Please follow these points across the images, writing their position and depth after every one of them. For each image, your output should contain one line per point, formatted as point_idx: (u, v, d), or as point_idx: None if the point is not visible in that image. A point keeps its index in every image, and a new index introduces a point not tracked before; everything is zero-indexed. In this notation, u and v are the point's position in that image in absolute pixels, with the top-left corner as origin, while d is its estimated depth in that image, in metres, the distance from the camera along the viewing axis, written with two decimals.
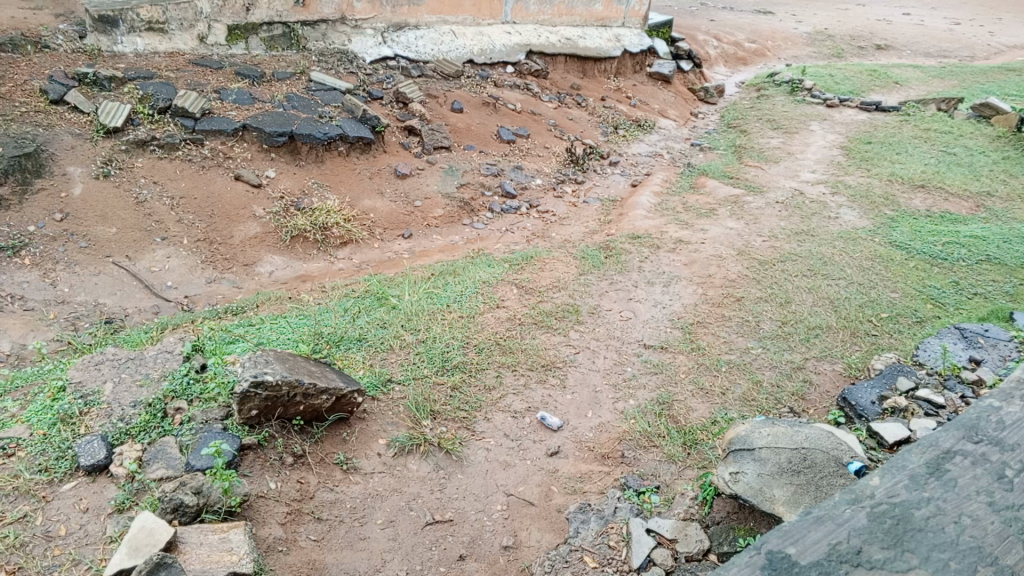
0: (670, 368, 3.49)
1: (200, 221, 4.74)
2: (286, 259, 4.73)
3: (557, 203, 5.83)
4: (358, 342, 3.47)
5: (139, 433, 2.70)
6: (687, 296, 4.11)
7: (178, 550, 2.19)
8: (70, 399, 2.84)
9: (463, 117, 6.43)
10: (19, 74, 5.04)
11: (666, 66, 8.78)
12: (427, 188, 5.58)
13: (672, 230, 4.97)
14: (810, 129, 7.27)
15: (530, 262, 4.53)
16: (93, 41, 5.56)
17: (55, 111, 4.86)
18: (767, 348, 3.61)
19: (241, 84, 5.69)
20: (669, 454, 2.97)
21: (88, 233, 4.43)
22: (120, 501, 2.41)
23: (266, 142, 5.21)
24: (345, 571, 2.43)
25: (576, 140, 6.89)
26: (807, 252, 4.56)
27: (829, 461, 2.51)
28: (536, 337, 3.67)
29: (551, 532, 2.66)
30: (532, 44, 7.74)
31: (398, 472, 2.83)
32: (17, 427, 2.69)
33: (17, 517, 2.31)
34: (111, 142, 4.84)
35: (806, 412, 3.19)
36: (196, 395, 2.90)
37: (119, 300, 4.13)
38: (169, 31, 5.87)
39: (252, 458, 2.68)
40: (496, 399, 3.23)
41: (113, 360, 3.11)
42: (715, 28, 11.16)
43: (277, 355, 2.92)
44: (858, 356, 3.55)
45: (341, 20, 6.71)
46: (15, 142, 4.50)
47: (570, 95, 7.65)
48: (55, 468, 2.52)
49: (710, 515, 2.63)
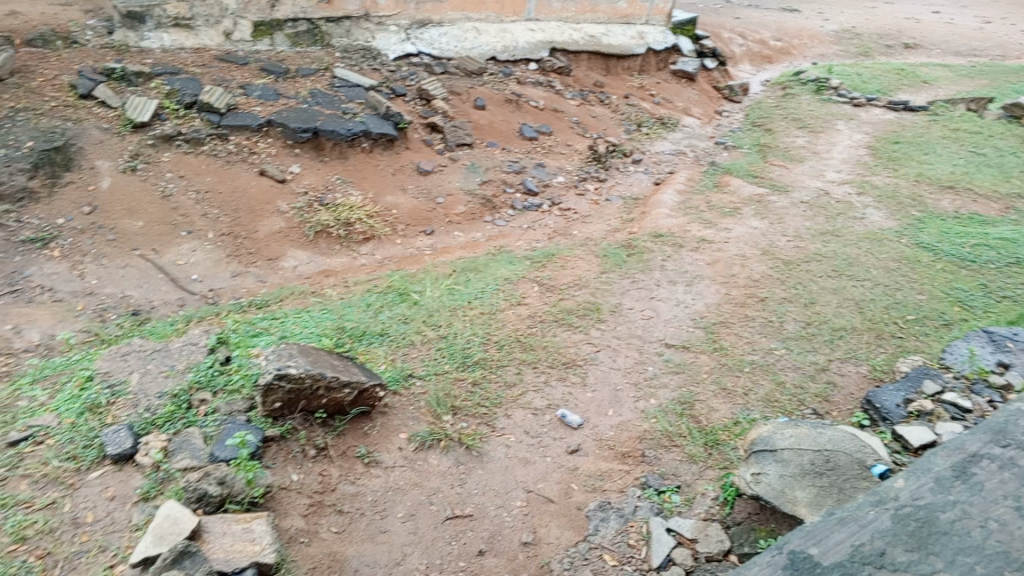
0: (692, 368, 3.47)
1: (225, 215, 4.79)
2: (309, 254, 4.76)
3: (579, 200, 5.82)
4: (380, 337, 3.50)
5: (164, 423, 2.73)
6: (710, 295, 4.08)
7: (202, 539, 2.23)
8: (97, 389, 2.89)
9: (486, 114, 6.44)
10: (50, 69, 5.14)
11: (690, 64, 8.72)
12: (449, 185, 5.59)
13: (695, 228, 4.94)
14: (837, 129, 7.19)
15: (552, 260, 4.52)
16: (121, 37, 5.72)
17: (84, 106, 4.94)
18: (791, 349, 3.58)
19: (266, 80, 5.75)
20: (690, 454, 2.96)
21: (116, 225, 4.48)
22: (146, 489, 2.44)
23: (291, 138, 5.27)
24: (366, 563, 2.45)
25: (599, 137, 6.87)
26: (832, 253, 4.52)
27: (852, 462, 2.49)
28: (557, 335, 3.67)
29: (571, 529, 2.66)
30: (556, 42, 7.71)
31: (419, 466, 2.84)
32: (45, 416, 2.75)
33: (45, 503, 2.36)
34: (138, 137, 4.90)
35: (829, 414, 3.17)
36: (221, 387, 2.93)
37: (146, 292, 4.17)
38: (195, 27, 5.98)
39: (276, 450, 2.71)
40: (517, 396, 3.23)
41: (140, 352, 3.15)
42: (740, 26, 11.07)
43: (301, 348, 2.95)
44: (883, 359, 3.52)
45: (365, 18, 6.70)
46: (45, 137, 4.61)
47: (593, 93, 7.63)
48: (83, 456, 2.56)
49: (731, 516, 2.62)
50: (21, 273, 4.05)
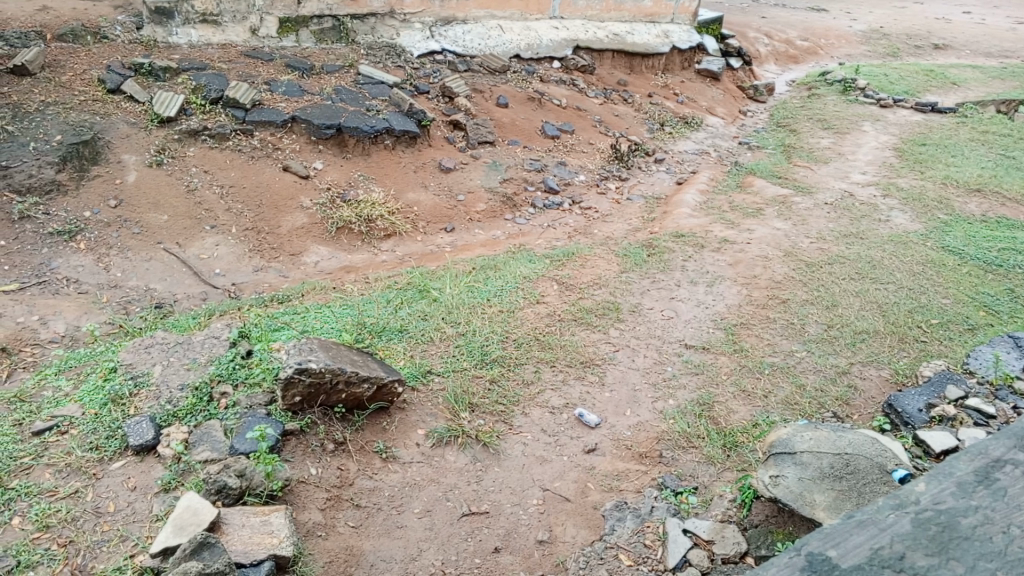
0: (711, 369, 3.45)
1: (249, 210, 4.83)
2: (331, 249, 4.79)
3: (600, 199, 5.80)
4: (400, 333, 3.51)
5: (185, 415, 2.77)
6: (731, 296, 4.05)
7: (220, 530, 2.25)
8: (121, 380, 2.94)
9: (508, 112, 6.44)
10: (79, 64, 5.21)
11: (715, 63, 8.65)
12: (470, 182, 5.61)
13: (717, 229, 4.91)
14: (862, 130, 7.11)
15: (572, 258, 4.51)
16: (149, 32, 5.79)
17: (112, 100, 5.00)
18: (812, 352, 3.55)
19: (291, 76, 5.79)
20: (708, 456, 2.94)
21: (141, 219, 4.53)
22: (166, 480, 2.47)
23: (314, 134, 5.31)
24: (382, 558, 2.46)
25: (621, 136, 6.84)
26: (856, 255, 4.47)
27: (872, 467, 2.47)
28: (576, 334, 3.66)
29: (587, 529, 2.66)
30: (580, 40, 7.68)
31: (436, 462, 2.85)
32: (70, 406, 2.80)
33: (68, 492, 2.40)
34: (164, 131, 4.96)
35: (850, 418, 3.14)
36: (242, 380, 2.96)
37: (169, 285, 4.21)
38: (222, 23, 6.04)
39: (295, 443, 2.74)
40: (535, 394, 3.23)
41: (163, 344, 3.20)
42: (766, 25, 10.98)
43: (321, 343, 2.97)
44: (906, 363, 3.48)
45: (390, 14, 6.75)
46: (73, 131, 4.67)
47: (617, 92, 7.61)
48: (106, 446, 2.60)
49: (748, 519, 2.61)
50: (48, 265, 4.12)
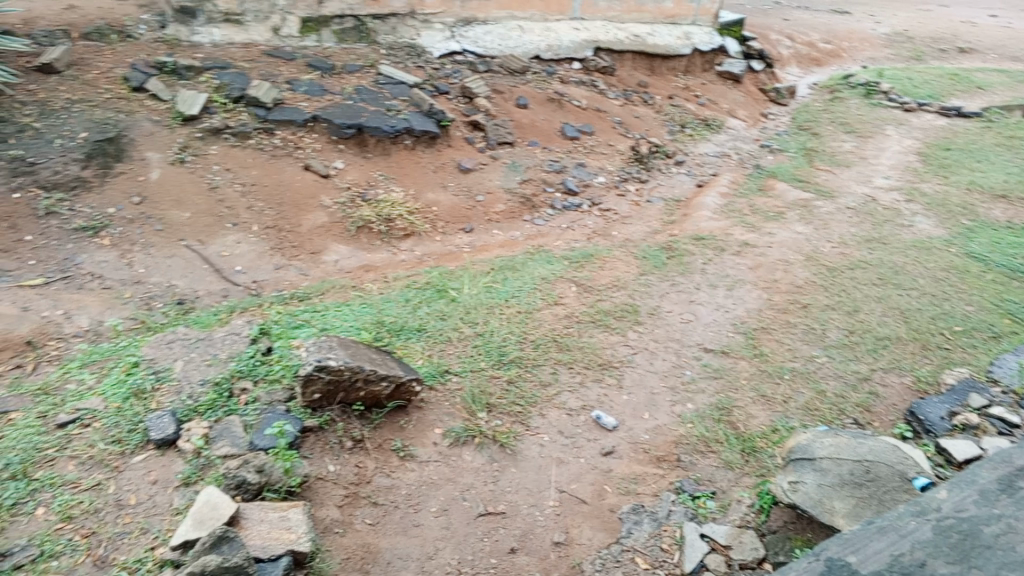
0: (730, 373, 3.43)
1: (270, 208, 4.86)
2: (351, 248, 4.81)
3: (619, 201, 5.78)
4: (418, 333, 3.52)
5: (206, 410, 2.79)
6: (751, 300, 4.03)
7: (239, 525, 2.27)
8: (142, 374, 2.97)
9: (528, 113, 6.45)
10: (105, 62, 5.28)
11: (736, 66, 8.63)
12: (489, 183, 5.61)
13: (738, 232, 4.89)
14: (886, 134, 7.04)
15: (590, 260, 4.51)
16: (173, 31, 5.89)
17: (136, 98, 5.06)
18: (832, 357, 3.53)
19: (313, 76, 5.83)
20: (727, 461, 2.93)
21: (164, 216, 4.57)
22: (187, 475, 2.50)
23: (335, 134, 5.36)
24: (399, 556, 2.47)
25: (641, 138, 6.82)
26: (878, 261, 4.43)
27: (893, 474, 2.44)
28: (594, 336, 3.66)
29: (603, 531, 2.65)
30: (600, 41, 7.66)
31: (453, 462, 2.86)
32: (93, 400, 2.84)
33: (91, 484, 2.43)
34: (188, 129, 5.00)
35: (870, 424, 3.11)
36: (262, 376, 2.99)
37: (191, 282, 4.25)
38: (245, 23, 6.08)
39: (313, 440, 2.76)
40: (552, 395, 3.23)
41: (184, 340, 3.23)
42: (789, 28, 10.91)
43: (341, 341, 2.99)
44: (928, 370, 3.44)
45: (411, 15, 6.76)
46: (98, 129, 4.74)
47: (637, 93, 7.59)
48: (128, 440, 2.63)
49: (766, 524, 2.59)
50: (72, 260, 4.15)
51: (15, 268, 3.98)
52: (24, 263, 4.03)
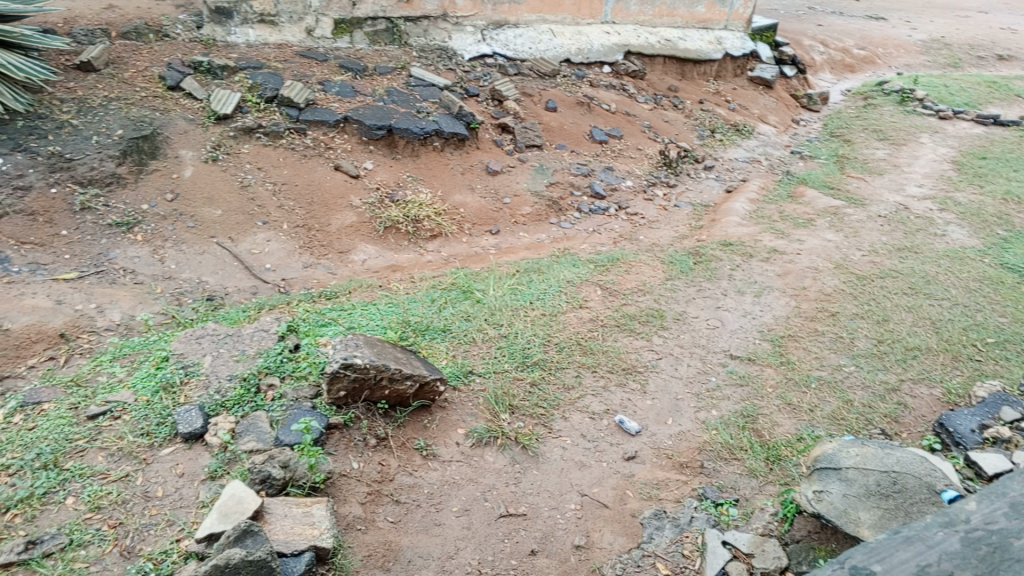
0: (756, 380, 3.40)
1: (300, 207, 4.92)
2: (378, 248, 4.85)
3: (646, 205, 5.76)
4: (442, 333, 3.54)
5: (233, 405, 2.83)
6: (779, 308, 3.99)
7: (264, 520, 2.30)
8: (172, 368, 3.02)
9: (557, 116, 6.45)
10: (142, 61, 5.37)
11: (768, 71, 8.55)
12: (516, 186, 5.62)
13: (767, 238, 4.84)
14: (920, 142, 6.93)
15: (616, 264, 4.50)
16: (209, 32, 5.94)
17: (171, 97, 5.14)
18: (860, 366, 3.48)
19: (345, 77, 5.89)
20: (750, 468, 2.90)
21: (196, 213, 4.64)
22: (213, 468, 2.54)
23: (366, 134, 5.40)
24: (420, 554, 2.49)
25: (670, 142, 6.78)
26: (909, 270, 4.36)
27: (920, 486, 2.40)
28: (618, 340, 3.65)
29: (624, 536, 2.65)
30: (631, 45, 7.63)
31: (475, 462, 2.87)
32: (123, 392, 2.89)
33: (119, 475, 2.47)
34: (220, 128, 5.08)
35: (898, 435, 3.07)
36: (289, 372, 3.02)
37: (221, 279, 4.31)
38: (279, 24, 6.16)
39: (338, 437, 2.78)
40: (575, 398, 3.23)
41: (214, 335, 3.28)
42: (823, 33, 10.79)
43: (367, 339, 3.01)
44: (959, 382, 3.38)
45: (443, 17, 6.80)
46: (134, 126, 4.78)
47: (667, 97, 7.56)
48: (156, 433, 2.68)
49: (790, 533, 2.57)
50: (106, 255, 4.22)
51: (51, 261, 4.06)
52: (59, 257, 4.10)
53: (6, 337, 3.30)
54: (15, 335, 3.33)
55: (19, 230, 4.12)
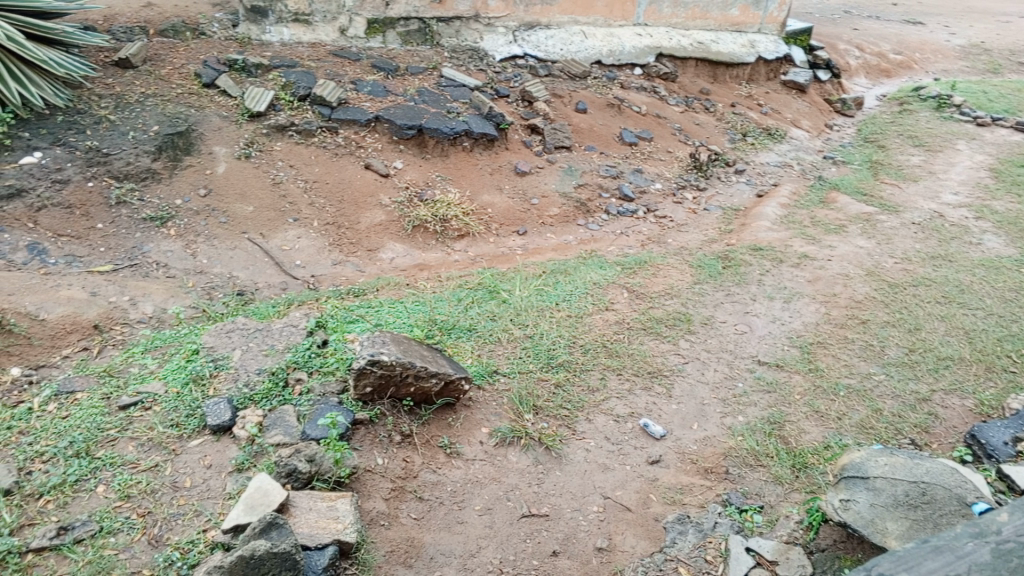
0: (784, 387, 3.37)
1: (330, 205, 4.97)
2: (406, 247, 4.88)
3: (675, 209, 5.73)
4: (468, 332, 3.55)
5: (261, 399, 2.86)
6: (809, 314, 3.95)
7: (289, 512, 2.33)
8: (202, 361, 3.07)
9: (587, 117, 6.45)
10: (178, 59, 5.46)
11: (802, 75, 8.45)
12: (545, 187, 5.63)
13: (797, 244, 4.79)
14: (957, 148, 6.81)
15: (644, 267, 4.48)
16: (244, 30, 6.02)
17: (206, 94, 5.22)
18: (891, 375, 3.44)
19: (377, 77, 5.94)
20: (776, 475, 2.87)
21: (228, 209, 4.70)
22: (240, 461, 2.57)
23: (396, 134, 5.44)
24: (441, 552, 2.50)
25: (701, 145, 6.73)
26: (943, 278, 4.29)
27: (950, 497, 2.36)
28: (644, 343, 3.63)
29: (647, 539, 2.64)
30: (663, 48, 7.59)
31: (498, 462, 2.88)
32: (154, 383, 2.95)
33: (149, 465, 2.52)
34: (254, 125, 5.14)
35: (928, 445, 3.02)
36: (316, 367, 3.05)
37: (252, 274, 4.36)
38: (313, 23, 6.23)
39: (363, 433, 2.80)
40: (600, 401, 3.23)
41: (243, 330, 3.33)
42: (859, 37, 10.65)
43: (394, 336, 3.03)
44: (992, 394, 3.31)
45: (475, 18, 6.81)
46: (169, 122, 4.85)
47: (698, 100, 7.51)
48: (186, 424, 2.72)
49: (815, 542, 2.53)
50: (140, 249, 4.29)
51: (87, 253, 4.13)
52: (95, 249, 4.18)
53: (42, 326, 3.37)
54: (50, 325, 3.39)
55: (57, 223, 4.19)
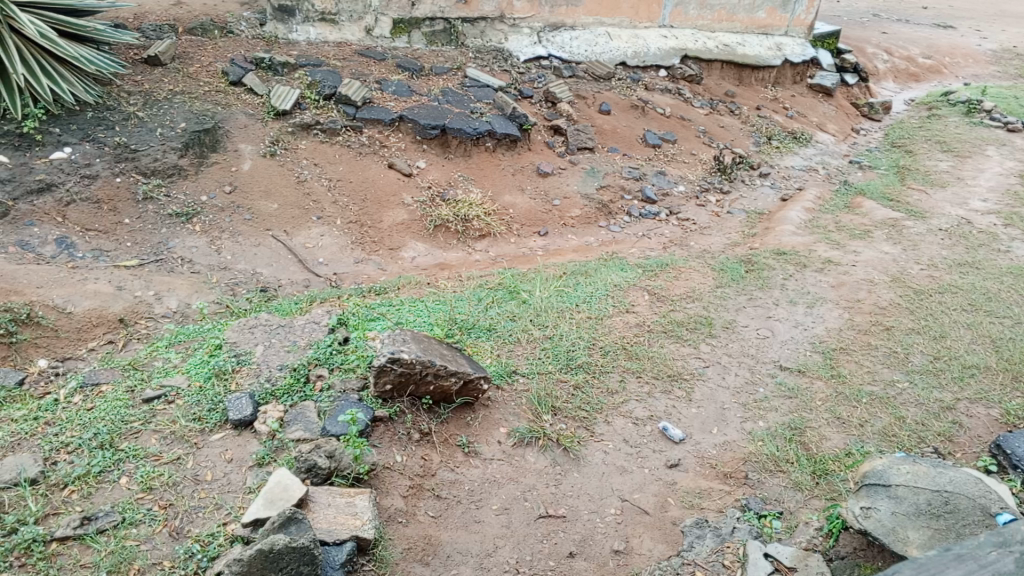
0: (806, 393, 3.34)
1: (353, 204, 5.00)
2: (428, 246, 4.90)
3: (698, 211, 5.70)
4: (488, 332, 3.56)
5: (282, 394, 2.89)
6: (832, 320, 3.91)
7: (308, 507, 2.35)
8: (225, 356, 3.10)
9: (610, 118, 6.44)
10: (206, 57, 5.53)
11: (829, 78, 8.38)
12: (567, 188, 5.62)
13: (822, 249, 4.75)
14: (986, 154, 6.71)
15: (665, 269, 4.46)
16: (271, 29, 6.08)
17: (233, 92, 5.27)
18: (915, 383, 3.39)
19: (401, 76, 5.97)
20: (796, 482, 2.85)
21: (253, 206, 4.75)
22: (261, 455, 2.59)
23: (420, 134, 5.46)
24: (458, 550, 2.51)
25: (725, 148, 6.69)
26: (970, 286, 4.23)
27: (974, 507, 2.31)
28: (665, 346, 3.62)
29: (664, 543, 2.62)
30: (688, 50, 7.56)
31: (516, 462, 2.88)
32: (177, 377, 2.98)
33: (171, 458, 2.55)
34: (279, 124, 5.19)
35: (951, 455, 2.98)
36: (337, 364, 3.07)
37: (275, 271, 4.40)
38: (339, 22, 6.27)
39: (382, 430, 2.82)
40: (619, 403, 3.22)
41: (266, 326, 3.36)
42: (888, 41, 10.53)
43: (414, 335, 3.05)
44: (1019, 404, 3.26)
45: (500, 19, 6.83)
46: (196, 120, 4.91)
47: (723, 103, 7.46)
48: (208, 418, 2.75)
49: (835, 549, 2.53)
50: (165, 244, 4.35)
51: (114, 248, 4.19)
52: (121, 245, 4.24)
53: (69, 319, 3.42)
54: (77, 318, 3.44)
55: (85, 218, 4.25)
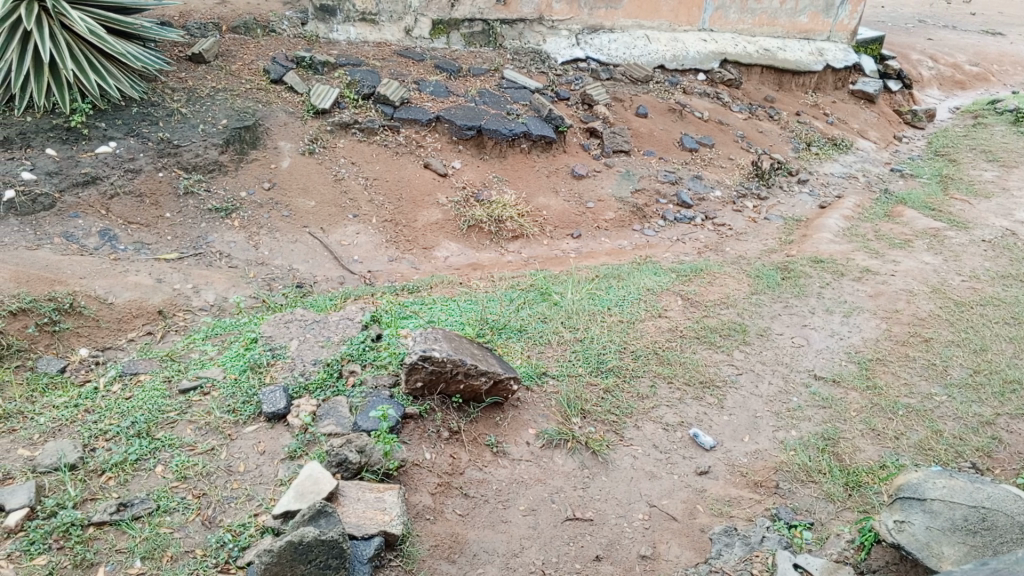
0: (840, 403, 3.29)
1: (389, 203, 5.05)
2: (461, 246, 4.92)
3: (734, 217, 5.65)
4: (518, 333, 3.56)
5: (315, 389, 2.92)
6: (869, 329, 3.85)
7: (338, 501, 2.37)
8: (260, 350, 3.16)
9: (647, 122, 6.41)
10: (248, 55, 5.62)
11: (871, 84, 8.25)
12: (601, 190, 5.61)
13: (860, 257, 4.68)
14: None
15: (699, 275, 4.43)
16: (313, 28, 6.17)
17: (274, 90, 5.36)
18: (953, 397, 3.32)
19: (439, 77, 6.02)
20: (828, 493, 2.81)
21: (291, 203, 4.81)
22: (293, 449, 2.63)
23: (456, 134, 5.50)
24: (484, 549, 2.51)
25: (763, 152, 6.62)
26: (1013, 299, 4.14)
27: (1013, 525, 2.25)
28: (696, 352, 3.59)
29: (692, 550, 2.61)
30: (728, 54, 7.50)
31: (544, 463, 2.88)
32: (213, 369, 3.04)
33: (205, 449, 2.60)
34: (318, 122, 5.27)
35: (990, 471, 2.92)
36: (370, 360, 3.10)
37: (311, 267, 4.46)
38: (379, 22, 6.32)
39: (412, 427, 2.84)
40: (649, 408, 3.20)
41: (301, 321, 3.40)
42: (934, 47, 10.32)
43: (446, 334, 3.06)
44: None
45: (538, 20, 6.84)
46: (238, 116, 4.99)
47: (763, 107, 7.38)
48: (242, 410, 2.80)
49: (866, 562, 2.50)
50: (204, 238, 4.42)
51: (155, 241, 4.28)
52: (162, 238, 4.32)
53: (110, 310, 3.50)
54: (118, 309, 3.52)
55: (128, 211, 4.35)
